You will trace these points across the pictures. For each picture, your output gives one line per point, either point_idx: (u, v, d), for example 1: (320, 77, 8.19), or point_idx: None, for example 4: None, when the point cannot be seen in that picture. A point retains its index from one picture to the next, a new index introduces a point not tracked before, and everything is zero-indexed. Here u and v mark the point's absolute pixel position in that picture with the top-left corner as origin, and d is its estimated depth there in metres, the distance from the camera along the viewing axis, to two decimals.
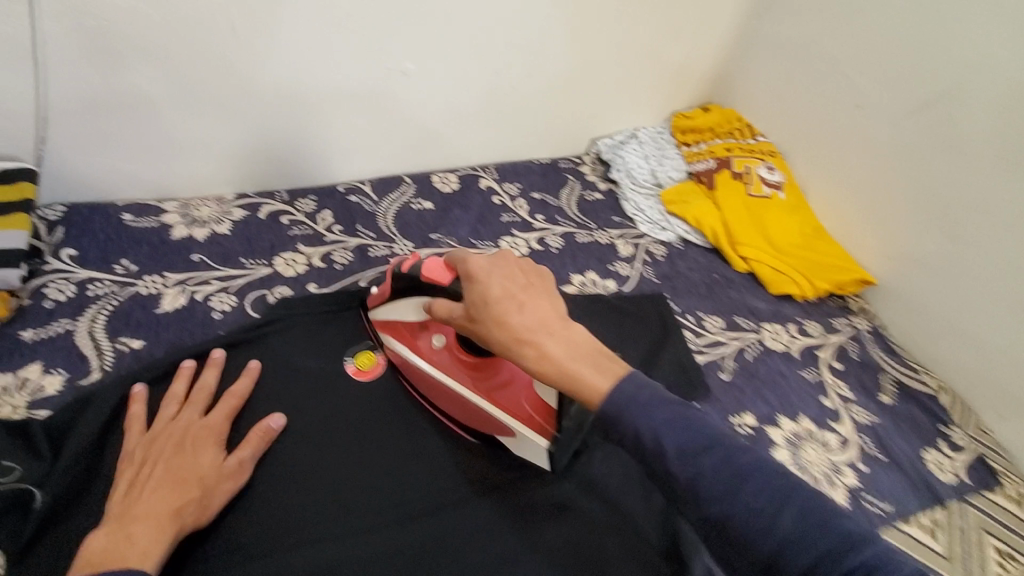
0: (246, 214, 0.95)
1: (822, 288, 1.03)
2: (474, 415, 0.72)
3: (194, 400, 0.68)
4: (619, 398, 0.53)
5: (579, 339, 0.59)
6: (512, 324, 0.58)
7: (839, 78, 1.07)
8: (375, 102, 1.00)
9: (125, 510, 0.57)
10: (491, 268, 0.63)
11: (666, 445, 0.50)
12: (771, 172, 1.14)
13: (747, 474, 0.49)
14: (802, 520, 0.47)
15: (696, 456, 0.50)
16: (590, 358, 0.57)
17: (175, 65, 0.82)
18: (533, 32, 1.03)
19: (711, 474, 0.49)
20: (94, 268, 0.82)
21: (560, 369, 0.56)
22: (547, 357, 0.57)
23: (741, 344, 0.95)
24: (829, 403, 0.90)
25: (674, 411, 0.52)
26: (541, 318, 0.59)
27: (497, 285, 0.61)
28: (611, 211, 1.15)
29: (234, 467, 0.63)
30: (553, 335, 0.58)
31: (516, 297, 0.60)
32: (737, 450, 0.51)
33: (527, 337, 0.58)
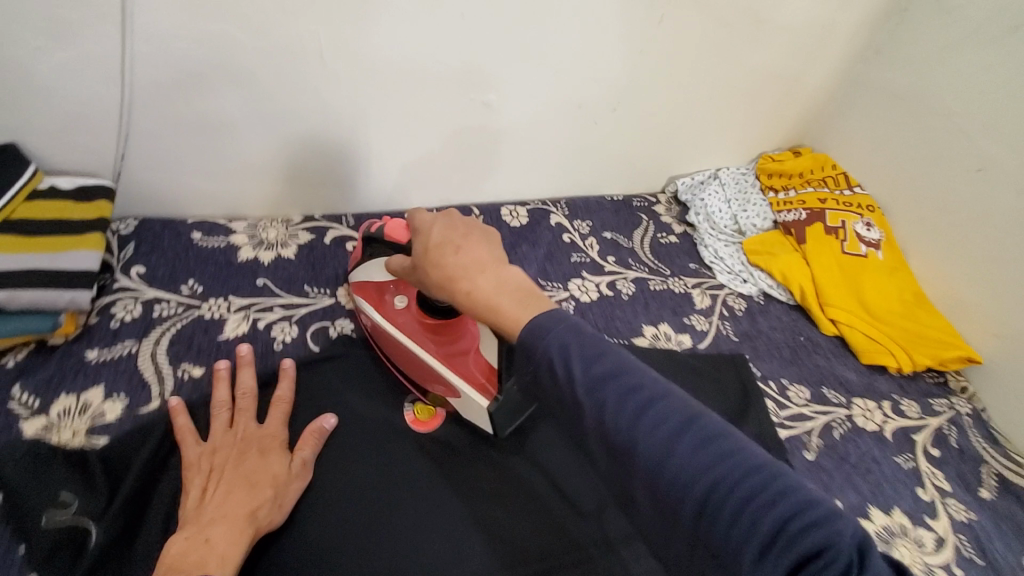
0: (313, 238, 0.93)
1: (923, 363, 0.92)
2: (425, 373, 0.72)
3: (244, 407, 0.69)
4: (539, 324, 0.46)
5: (511, 279, 0.51)
6: (446, 267, 0.52)
7: (957, 134, 0.97)
8: (452, 131, 0.96)
9: (200, 518, 0.57)
10: (434, 217, 0.56)
11: (573, 369, 0.44)
12: (870, 229, 1.04)
13: (657, 403, 0.42)
14: (706, 449, 0.40)
15: (604, 383, 0.43)
16: (521, 297, 0.50)
17: (259, 89, 0.81)
18: (623, 68, 0.98)
19: (616, 402, 0.42)
20: (161, 287, 0.80)
21: (484, 308, 0.49)
22: (476, 297, 0.50)
23: (829, 420, 0.86)
24: (925, 496, 0.80)
25: (588, 338, 0.45)
26: (478, 260, 0.52)
27: (437, 232, 0.54)
28: (687, 256, 1.07)
29: (300, 467, 0.64)
30: (487, 275, 0.51)
31: (454, 243, 0.53)
32: (647, 377, 0.44)
33: (461, 280, 0.51)
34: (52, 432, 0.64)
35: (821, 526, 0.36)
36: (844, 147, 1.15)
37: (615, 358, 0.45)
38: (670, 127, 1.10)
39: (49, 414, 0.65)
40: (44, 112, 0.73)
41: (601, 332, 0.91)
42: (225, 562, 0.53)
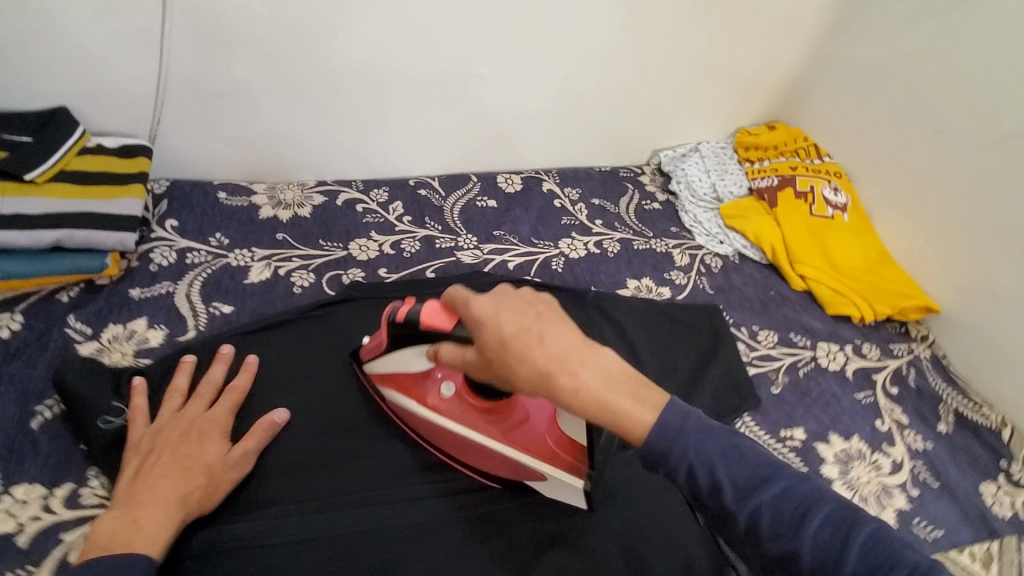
0: (325, 200, 1.02)
1: (884, 312, 1.01)
2: (500, 462, 0.69)
3: (200, 395, 0.70)
4: (667, 424, 0.49)
5: (608, 365, 0.52)
6: (536, 361, 0.51)
7: (917, 102, 1.06)
8: (453, 102, 1.05)
9: (129, 496, 0.59)
10: (497, 305, 0.55)
11: (722, 481, 0.47)
12: (837, 194, 1.13)
13: (810, 505, 0.46)
14: (869, 550, 0.44)
15: (753, 490, 0.47)
16: (627, 387, 0.51)
17: (278, 61, 0.90)
18: (609, 46, 1.07)
19: (772, 509, 0.46)
20: (192, 239, 0.90)
21: (595, 403, 0.50)
22: (585, 394, 0.50)
23: (794, 360, 0.94)
24: (883, 427, 0.88)
25: (725, 441, 0.49)
26: (568, 350, 0.51)
27: (511, 323, 0.53)
28: (670, 221, 1.16)
29: (238, 459, 0.66)
30: (585, 366, 0.51)
31: (537, 332, 0.52)
32: (793, 480, 0.47)
33: (560, 375, 0.50)
34: (104, 354, 0.74)
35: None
36: (816, 121, 1.24)
37: (761, 463, 0.48)
38: (653, 102, 1.19)
39: (101, 339, 0.75)
40: (91, 80, 0.83)
41: (588, 284, 1.00)
42: (149, 545, 0.56)
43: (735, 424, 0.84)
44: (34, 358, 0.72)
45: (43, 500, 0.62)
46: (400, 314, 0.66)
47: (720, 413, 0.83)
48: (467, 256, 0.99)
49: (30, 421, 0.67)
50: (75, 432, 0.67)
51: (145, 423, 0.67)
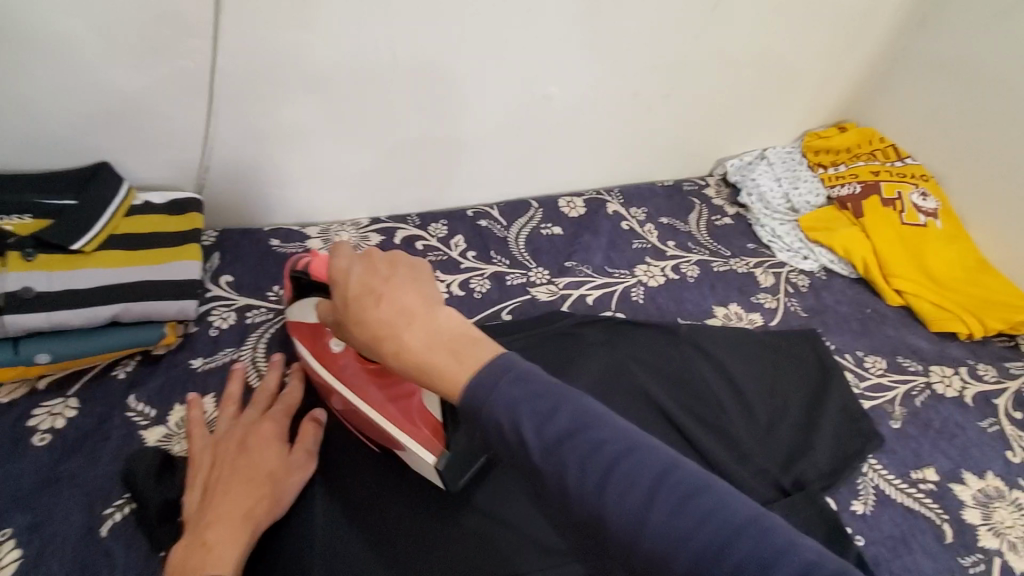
0: (383, 239, 0.95)
1: (995, 328, 0.93)
2: (368, 425, 0.65)
3: (256, 401, 0.68)
4: (479, 381, 0.41)
5: (441, 324, 0.45)
6: (368, 321, 0.46)
7: (1016, 97, 0.98)
8: (515, 125, 0.98)
9: (197, 517, 0.55)
10: (351, 263, 0.50)
11: (524, 435, 0.39)
12: (926, 199, 1.05)
13: (622, 456, 0.38)
14: (681, 505, 0.36)
15: (560, 446, 0.38)
16: (453, 347, 0.44)
17: (335, 95, 0.83)
18: (676, 53, 0.99)
19: (578, 465, 0.38)
20: (249, 295, 0.82)
21: (413, 363, 0.44)
22: (404, 354, 0.44)
23: (909, 388, 0.86)
24: (1016, 459, 0.80)
25: (541, 392, 0.40)
26: (401, 308, 0.46)
27: (353, 280, 0.48)
28: (745, 237, 1.08)
29: (300, 460, 0.64)
30: (416, 327, 0.45)
31: (376, 292, 0.47)
32: (608, 430, 0.39)
33: (386, 336, 0.45)
34: (172, 441, 0.67)
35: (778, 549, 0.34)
36: (892, 120, 1.16)
37: (574, 411, 0.40)
38: (720, 111, 1.11)
39: (169, 424, 0.68)
40: (135, 130, 0.76)
41: (674, 315, 0.92)
42: (222, 564, 0.52)
43: (862, 469, 0.76)
44: (96, 450, 0.65)
45: None
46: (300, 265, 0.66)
47: (845, 458, 0.76)
48: (542, 293, 0.91)
49: (100, 528, 0.60)
50: (151, 538, 0.59)
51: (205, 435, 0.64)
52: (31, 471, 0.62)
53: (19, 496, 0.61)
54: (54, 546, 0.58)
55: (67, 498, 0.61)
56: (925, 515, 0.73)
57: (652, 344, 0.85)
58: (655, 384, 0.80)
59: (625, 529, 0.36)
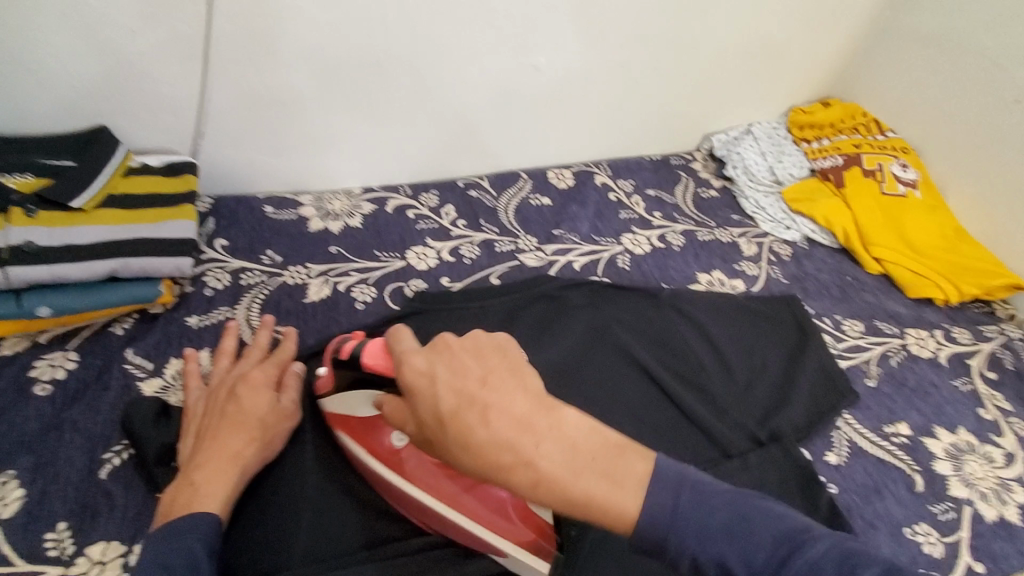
0: (375, 208, 0.97)
1: (971, 293, 0.96)
2: (463, 534, 0.59)
3: (247, 354, 0.69)
4: (660, 512, 0.43)
5: (564, 432, 0.45)
6: (482, 447, 0.44)
7: (993, 70, 1.00)
8: (505, 97, 1.00)
9: (188, 462, 0.57)
10: (435, 370, 0.48)
11: (733, 566, 0.42)
12: (906, 170, 1.08)
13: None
14: None
15: (773, 572, 0.41)
16: (585, 463, 0.44)
17: (328, 62, 0.85)
18: (664, 24, 1.01)
19: None
20: (244, 258, 0.85)
21: (553, 491, 0.43)
22: (541, 482, 0.43)
23: (885, 349, 0.89)
24: (987, 415, 0.83)
25: (725, 507, 0.43)
26: (516, 420, 0.44)
27: (449, 396, 0.46)
28: (730, 209, 1.11)
29: (289, 407, 0.64)
30: (543, 444, 0.44)
31: (482, 404, 0.45)
32: (815, 547, 0.42)
33: (514, 461, 0.43)
34: (169, 392, 0.69)
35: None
36: (875, 96, 1.18)
37: (768, 525, 0.43)
38: (707, 86, 1.13)
39: (165, 376, 0.70)
40: (132, 94, 0.78)
41: (659, 281, 0.95)
42: (207, 506, 0.53)
43: (837, 424, 0.79)
44: (95, 400, 0.67)
45: (123, 559, 0.57)
46: (348, 353, 0.61)
47: (821, 413, 0.78)
48: (530, 259, 0.94)
49: (99, 471, 0.62)
50: (148, 479, 0.62)
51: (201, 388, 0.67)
52: (32, 418, 0.64)
53: (21, 440, 0.63)
54: (56, 487, 0.60)
55: (68, 443, 0.63)
56: (897, 465, 0.75)
57: (636, 306, 0.88)
58: (638, 344, 0.83)
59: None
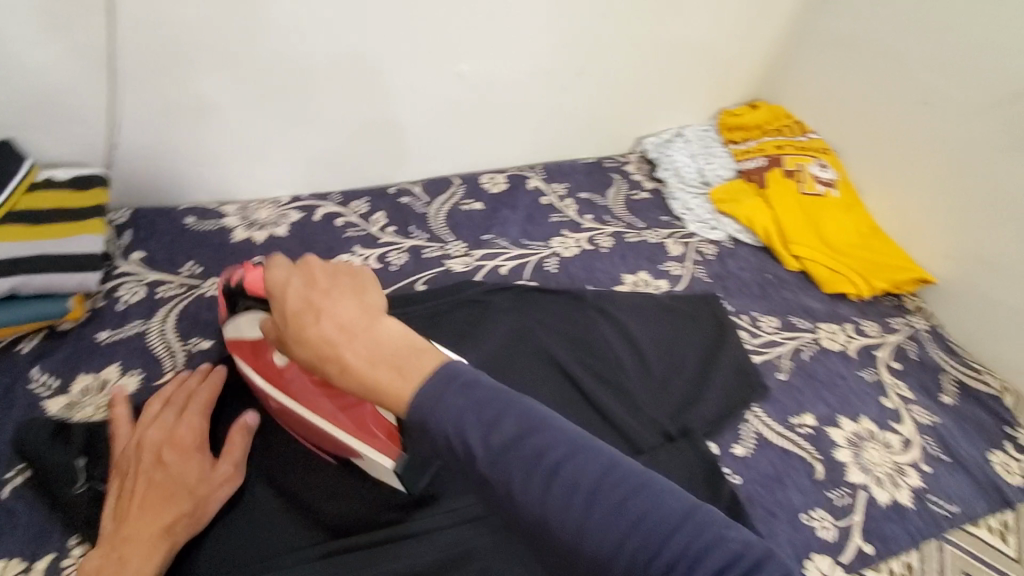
0: (302, 216, 0.97)
1: (880, 287, 1.00)
2: (330, 440, 0.64)
3: (173, 405, 0.65)
4: (425, 395, 0.42)
5: (384, 337, 0.46)
6: (309, 339, 0.46)
7: (901, 74, 1.03)
8: (430, 104, 1.00)
9: (113, 533, 0.56)
10: (288, 276, 0.50)
11: (471, 447, 0.40)
12: (824, 170, 1.12)
13: (567, 458, 0.40)
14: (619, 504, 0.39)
15: (506, 452, 0.40)
16: (393, 360, 0.45)
17: (242, 71, 0.85)
18: (587, 29, 1.02)
19: (522, 472, 0.39)
20: (162, 271, 0.84)
21: (354, 376, 0.45)
22: (345, 371, 0.45)
23: (798, 344, 0.93)
24: (889, 403, 0.87)
25: (488, 400, 0.42)
26: (342, 323, 0.46)
27: (294, 295, 0.49)
28: (659, 210, 1.14)
29: (227, 471, 0.62)
30: (357, 342, 0.45)
31: (316, 308, 0.47)
32: (554, 435, 0.41)
33: (327, 355, 0.46)
34: (74, 411, 0.68)
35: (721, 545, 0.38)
36: (798, 99, 1.22)
37: (518, 418, 0.41)
38: (636, 90, 1.16)
39: (72, 393, 0.70)
40: (35, 109, 0.77)
41: (585, 283, 0.97)
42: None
43: (746, 417, 0.82)
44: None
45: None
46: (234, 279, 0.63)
47: (731, 408, 0.82)
48: (458, 264, 0.95)
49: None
50: (48, 497, 0.61)
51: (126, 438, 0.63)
52: None
53: None
54: None
55: None
56: (800, 454, 0.79)
57: (559, 308, 0.90)
58: (558, 345, 0.85)
59: (565, 531, 0.38)
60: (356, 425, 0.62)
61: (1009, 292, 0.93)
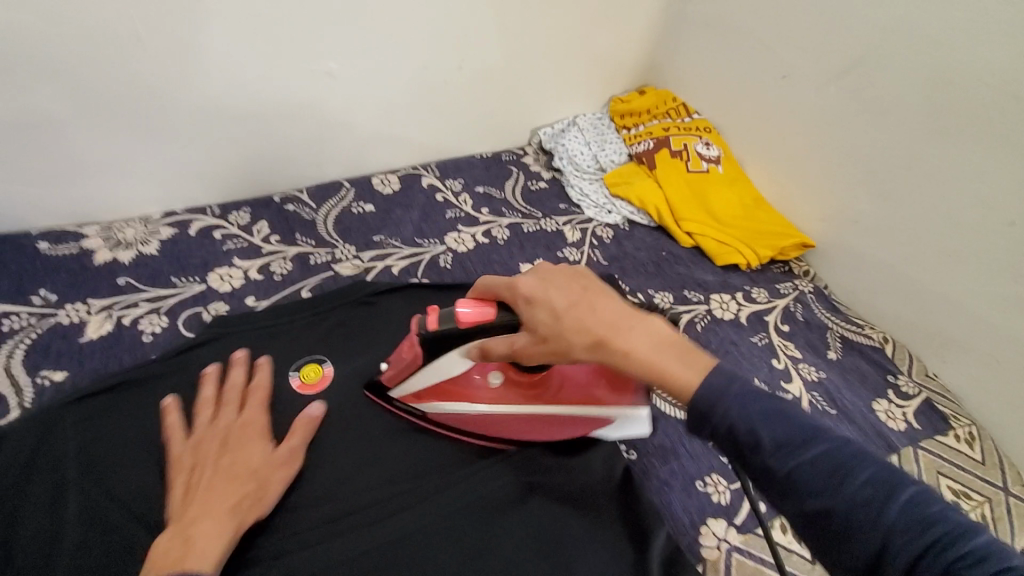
0: (175, 232, 0.92)
1: (766, 255, 1.05)
2: (562, 422, 0.70)
3: (226, 402, 0.68)
4: (710, 388, 0.46)
5: (659, 331, 0.51)
6: (590, 329, 0.51)
7: (763, 51, 1.09)
8: (302, 104, 0.98)
9: (184, 515, 0.56)
10: (542, 284, 0.55)
11: (761, 435, 0.44)
12: (708, 148, 1.16)
13: (846, 462, 0.42)
14: (909, 510, 0.39)
15: (791, 446, 0.43)
16: (677, 350, 0.50)
17: (77, 83, 0.81)
18: (458, 25, 1.02)
19: (809, 464, 0.42)
20: (8, 301, 0.78)
21: (644, 363, 0.49)
22: (639, 358, 0.49)
23: (692, 316, 0.96)
24: (779, 365, 0.91)
25: (774, 407, 0.45)
26: (614, 317, 0.51)
27: (561, 297, 0.53)
28: (557, 199, 1.15)
29: (286, 456, 0.64)
30: (638, 335, 0.50)
31: (586, 305, 0.52)
32: (837, 442, 0.43)
33: (609, 341, 0.50)
34: None
35: None
36: (680, 82, 1.27)
37: (806, 424, 0.44)
38: (521, 81, 1.16)
39: None
40: None
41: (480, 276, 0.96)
42: (207, 556, 0.53)
43: None
44: None
45: None
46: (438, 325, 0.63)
47: None
48: (347, 268, 0.92)
49: None
50: None
51: (182, 437, 0.65)
52: None
53: None
54: None
55: None
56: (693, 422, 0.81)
57: (455, 300, 0.88)
58: None
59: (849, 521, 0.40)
60: (584, 397, 0.69)
61: (873, 251, 0.99)
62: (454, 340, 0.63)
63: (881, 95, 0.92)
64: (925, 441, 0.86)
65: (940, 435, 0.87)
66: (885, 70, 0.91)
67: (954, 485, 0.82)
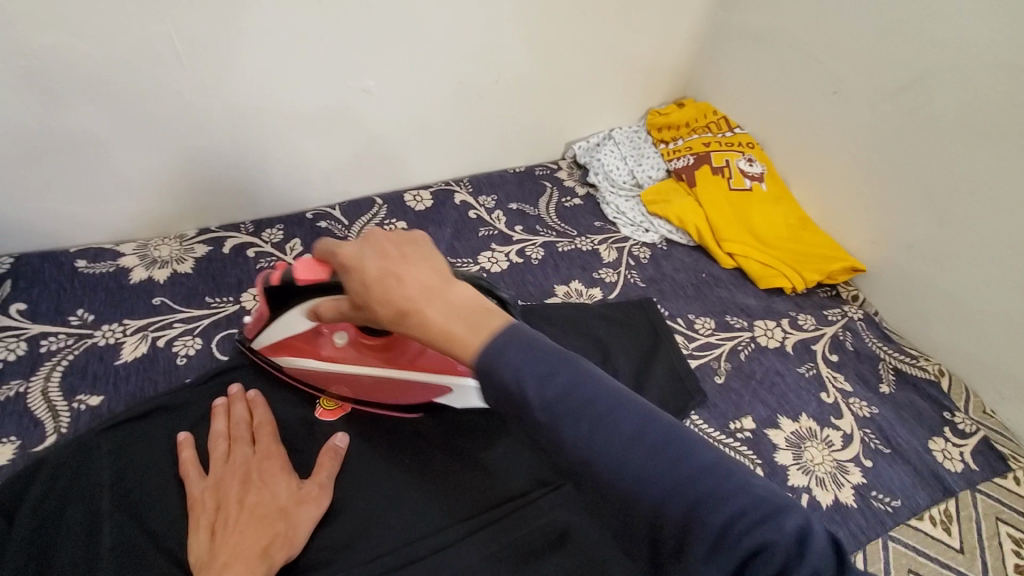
0: (209, 250, 0.91)
1: (813, 279, 1.00)
2: (413, 389, 0.73)
3: (240, 437, 0.66)
4: (488, 349, 0.42)
5: (458, 298, 0.47)
6: (393, 300, 0.47)
7: (812, 64, 1.03)
8: (336, 121, 0.97)
9: (213, 559, 0.54)
10: (360, 249, 0.51)
11: (528, 388, 0.40)
12: (751, 164, 1.11)
13: (606, 412, 0.39)
14: (654, 455, 0.37)
15: (561, 400, 0.40)
16: (469, 317, 0.45)
17: (115, 102, 0.80)
18: (494, 40, 1.00)
19: (570, 415, 0.39)
20: (46, 322, 0.78)
21: (435, 333, 0.45)
22: (429, 329, 0.45)
23: (735, 344, 0.92)
24: (828, 399, 0.86)
25: (546, 356, 0.41)
26: (425, 286, 0.47)
27: (374, 264, 0.49)
28: (593, 216, 1.11)
29: (314, 492, 0.63)
30: (433, 304, 0.46)
31: (393, 275, 0.48)
32: (597, 389, 0.40)
33: (408, 313, 0.46)
34: None
35: (777, 527, 0.34)
36: (721, 96, 1.22)
37: (570, 372, 0.41)
38: (555, 95, 1.13)
39: None
40: None
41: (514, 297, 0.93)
42: None
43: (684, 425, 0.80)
44: None
45: None
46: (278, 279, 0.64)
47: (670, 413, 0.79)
48: None
49: None
50: None
51: (199, 475, 0.63)
52: None
53: None
54: None
55: None
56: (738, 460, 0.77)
57: None
58: None
59: (606, 471, 0.38)
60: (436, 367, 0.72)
61: (928, 278, 0.93)
62: (293, 295, 0.64)
63: (942, 114, 0.87)
64: (984, 485, 0.80)
65: (1001, 478, 0.81)
66: (947, 88, 0.86)
67: (1016, 534, 0.76)
